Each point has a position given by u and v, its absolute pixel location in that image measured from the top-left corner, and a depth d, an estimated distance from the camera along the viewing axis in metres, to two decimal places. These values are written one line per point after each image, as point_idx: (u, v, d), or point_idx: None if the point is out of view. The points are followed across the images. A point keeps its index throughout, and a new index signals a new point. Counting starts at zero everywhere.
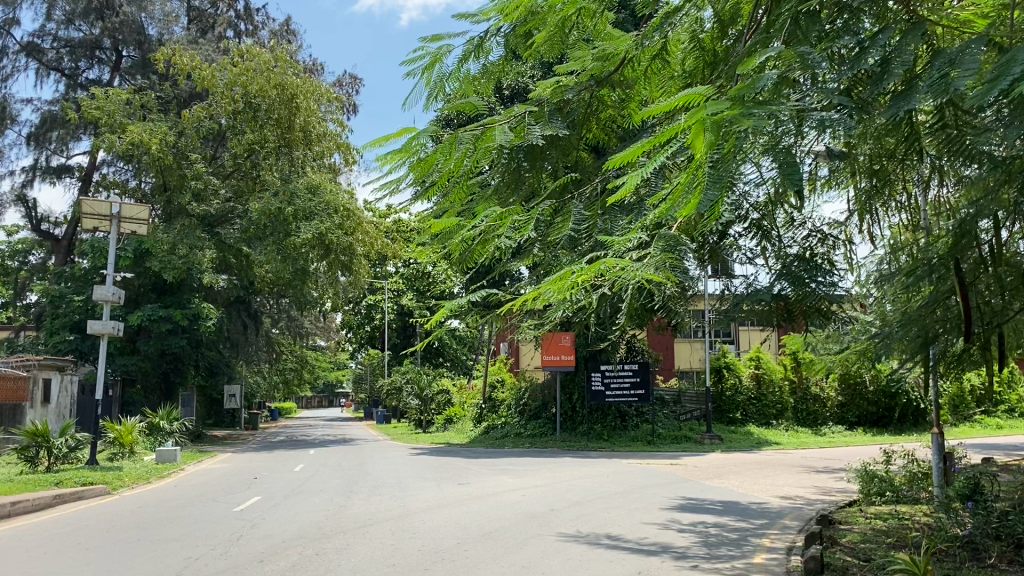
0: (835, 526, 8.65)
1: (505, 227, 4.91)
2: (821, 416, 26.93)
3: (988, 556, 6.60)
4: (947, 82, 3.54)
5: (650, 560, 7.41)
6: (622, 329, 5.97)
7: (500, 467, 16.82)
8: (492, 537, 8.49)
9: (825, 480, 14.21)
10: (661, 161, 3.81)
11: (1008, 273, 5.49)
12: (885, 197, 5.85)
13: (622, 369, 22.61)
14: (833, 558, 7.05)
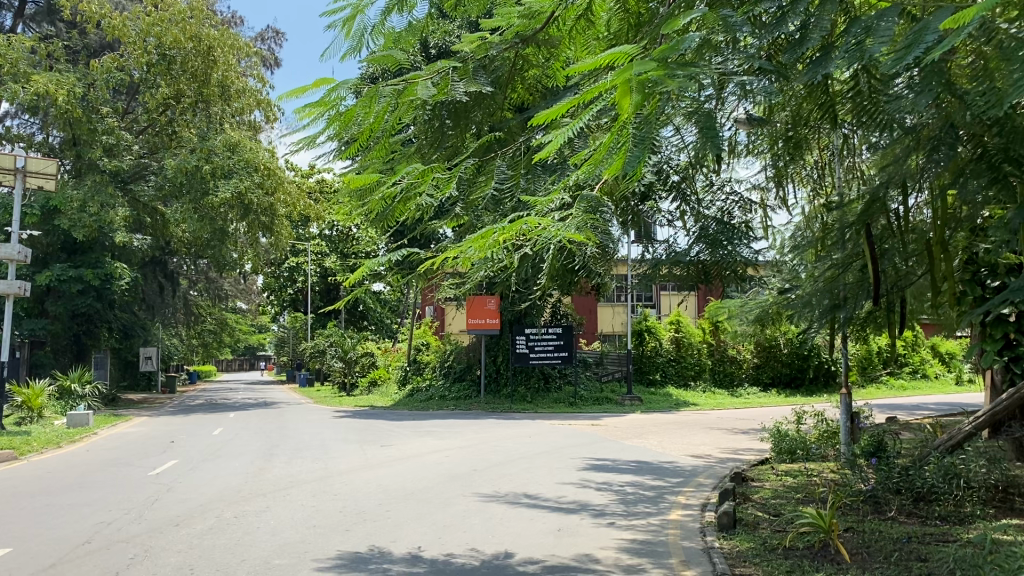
0: (747, 483, 8.97)
1: (427, 184, 4.85)
2: (737, 377, 27.75)
3: (887, 509, 6.95)
4: (861, 48, 3.62)
5: (570, 518, 7.56)
6: (544, 289, 6.00)
7: (423, 429, 16.84)
8: (414, 498, 8.51)
9: (740, 439, 14.66)
10: (584, 120, 3.80)
11: (913, 240, 5.70)
12: (800, 163, 6.01)
13: (547, 332, 22.82)
14: (745, 513, 7.32)
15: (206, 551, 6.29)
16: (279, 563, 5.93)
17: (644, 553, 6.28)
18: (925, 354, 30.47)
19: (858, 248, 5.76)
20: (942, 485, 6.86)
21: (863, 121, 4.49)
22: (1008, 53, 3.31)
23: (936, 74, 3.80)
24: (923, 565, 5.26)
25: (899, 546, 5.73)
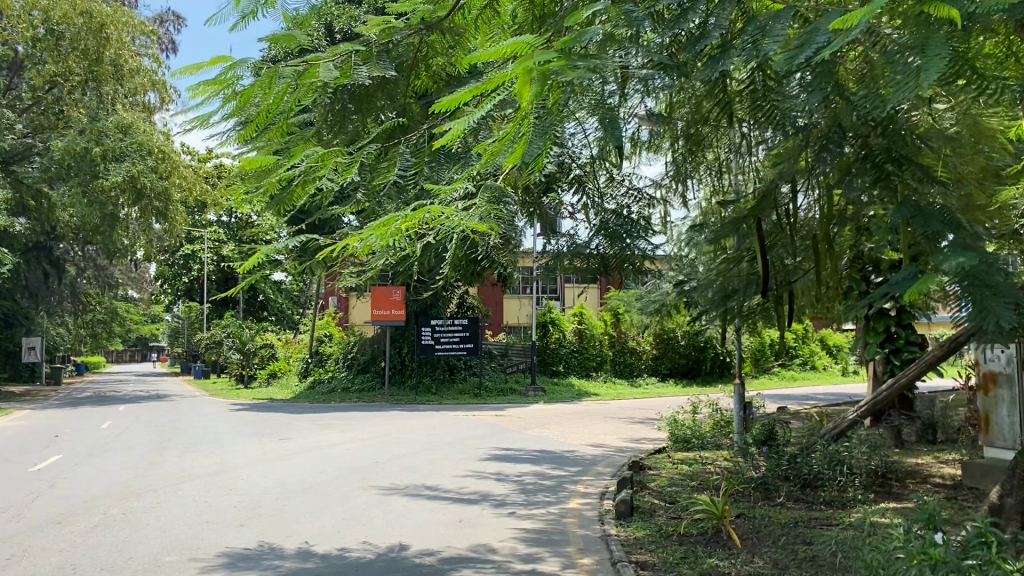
0: (644, 472, 9.17)
1: (326, 169, 4.70)
2: (637, 368, 28.36)
3: (776, 495, 7.21)
4: (757, 47, 3.72)
5: (471, 508, 7.56)
6: (446, 279, 5.95)
7: (324, 422, 16.55)
8: (313, 492, 8.35)
9: (638, 429, 14.97)
10: (486, 109, 3.76)
11: (803, 237, 5.92)
12: (699, 160, 6.15)
13: (452, 324, 22.76)
14: (642, 501, 7.47)
15: (90, 550, 6.02)
16: (169, 561, 5.73)
17: (542, 542, 6.33)
18: (814, 347, 31.80)
19: (750, 242, 5.94)
20: (827, 472, 7.19)
21: (757, 119, 4.63)
22: (893, 56, 3.44)
23: (825, 75, 3.95)
24: (808, 548, 5.47)
25: (787, 531, 5.95)
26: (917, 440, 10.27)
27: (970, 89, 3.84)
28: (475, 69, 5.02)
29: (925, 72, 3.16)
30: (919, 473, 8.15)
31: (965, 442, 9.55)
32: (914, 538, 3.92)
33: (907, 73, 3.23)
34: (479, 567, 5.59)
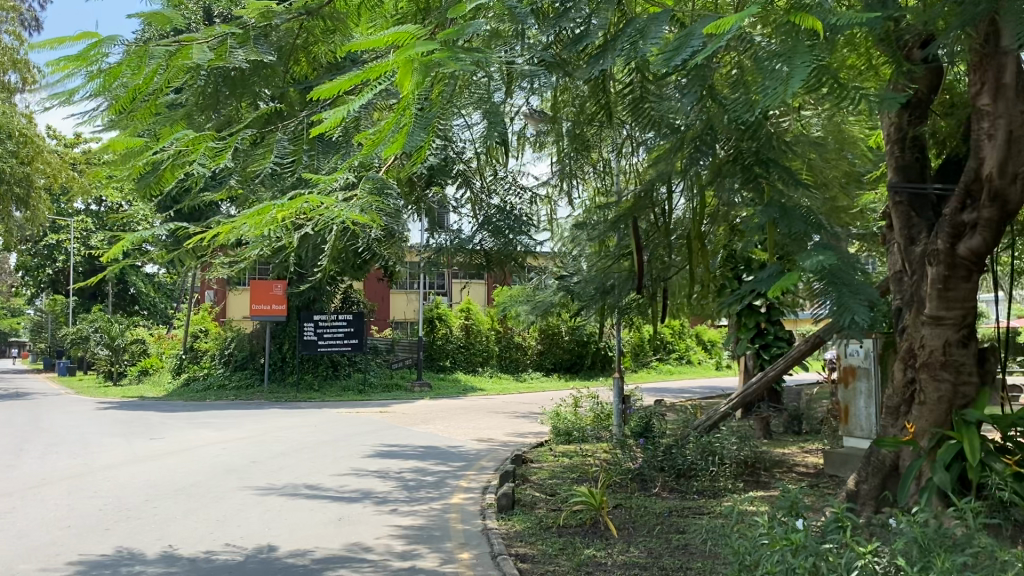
0: (526, 465, 9.27)
1: (198, 154, 4.53)
2: (521, 363, 28.71)
3: (653, 486, 7.42)
4: (634, 48, 3.80)
5: (351, 506, 7.44)
6: (325, 271, 5.83)
7: (199, 420, 15.94)
8: (185, 493, 8.03)
9: (522, 423, 15.11)
10: (366, 98, 3.69)
11: (679, 237, 6.11)
12: (582, 159, 6.25)
13: (337, 320, 22.34)
14: (523, 494, 7.55)
15: None
16: (23, 570, 5.39)
17: (422, 538, 6.30)
18: (690, 342, 32.93)
19: (629, 241, 6.08)
20: (700, 462, 7.46)
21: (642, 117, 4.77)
22: (761, 62, 3.58)
23: (700, 78, 4.08)
24: (681, 536, 5.64)
25: (662, 520, 6.13)
26: (784, 430, 10.78)
27: (832, 98, 4.05)
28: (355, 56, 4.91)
29: (792, 79, 3.31)
30: (784, 462, 8.56)
31: (826, 432, 10.09)
32: (777, 524, 4.10)
33: (775, 79, 3.37)
34: (356, 566, 5.51)
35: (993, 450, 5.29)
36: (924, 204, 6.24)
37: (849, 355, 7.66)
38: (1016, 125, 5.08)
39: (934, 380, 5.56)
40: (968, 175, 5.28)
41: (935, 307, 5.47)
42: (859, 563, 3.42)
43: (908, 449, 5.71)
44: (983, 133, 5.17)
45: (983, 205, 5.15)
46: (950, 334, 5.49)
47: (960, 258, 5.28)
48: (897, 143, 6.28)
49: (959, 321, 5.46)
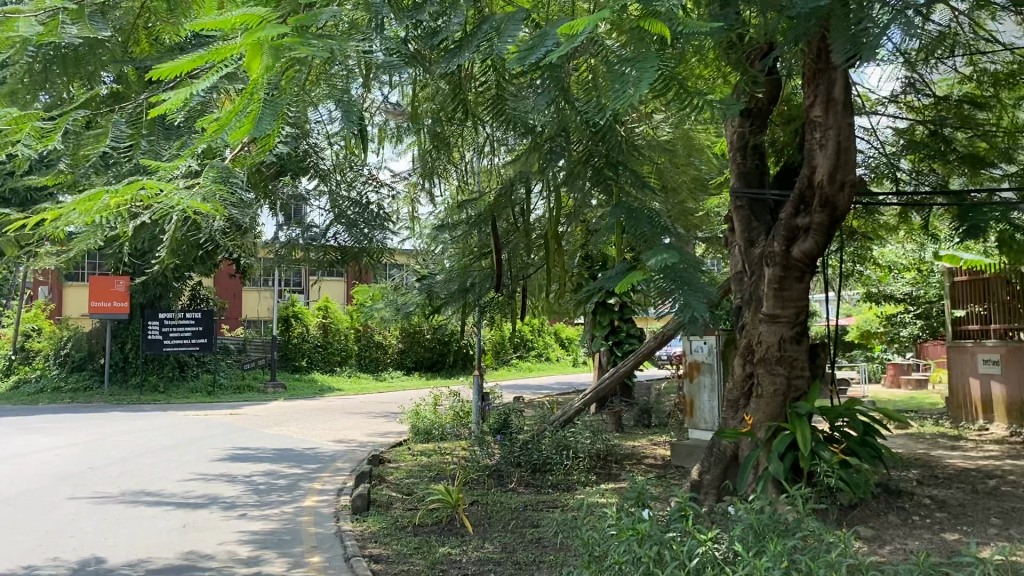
0: (384, 465, 9.15)
1: (22, 133, 4.17)
2: (382, 362, 28.31)
3: (509, 481, 7.50)
4: (490, 45, 3.81)
5: (197, 512, 7.10)
6: (167, 263, 5.52)
7: (28, 426, 14.79)
8: (9, 504, 7.42)
9: (380, 423, 14.91)
10: (210, 81, 3.50)
11: (536, 236, 6.18)
12: (442, 157, 6.21)
13: (184, 318, 21.34)
14: (379, 495, 7.44)
15: None
16: None
17: (272, 543, 6.09)
18: (549, 340, 33.55)
19: (488, 239, 6.11)
20: (555, 457, 7.59)
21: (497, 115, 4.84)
22: (613, 65, 3.66)
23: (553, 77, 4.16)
24: (534, 530, 5.72)
25: (516, 515, 6.19)
26: (634, 425, 11.15)
27: (680, 104, 4.21)
28: (200, 36, 4.68)
29: (640, 82, 3.42)
30: (635, 455, 8.85)
31: (674, 425, 10.51)
32: (625, 515, 4.22)
33: (624, 81, 3.48)
34: None
35: (821, 439, 5.67)
36: (762, 209, 6.62)
37: (694, 350, 7.99)
38: (844, 137, 5.41)
39: (770, 374, 5.89)
40: (801, 183, 5.57)
41: (771, 305, 5.82)
42: (700, 550, 3.57)
43: (746, 440, 6.03)
44: (815, 144, 5.49)
45: (815, 211, 5.48)
46: (785, 331, 5.84)
47: (794, 260, 5.63)
48: (739, 151, 6.64)
49: (792, 319, 5.82)
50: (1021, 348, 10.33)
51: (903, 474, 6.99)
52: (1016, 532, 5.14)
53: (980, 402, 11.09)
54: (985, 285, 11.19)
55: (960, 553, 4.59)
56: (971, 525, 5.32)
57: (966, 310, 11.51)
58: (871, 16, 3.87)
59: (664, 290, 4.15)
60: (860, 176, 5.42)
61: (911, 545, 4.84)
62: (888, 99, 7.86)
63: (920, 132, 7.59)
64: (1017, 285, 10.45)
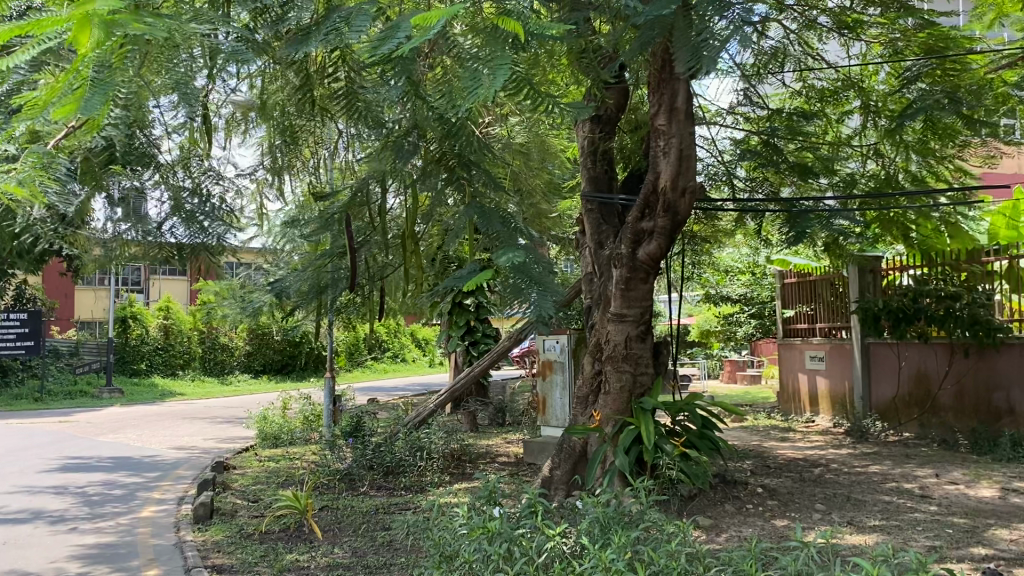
0: (229, 472, 8.78)
1: None
2: (228, 365, 27.24)
3: (361, 484, 7.37)
4: (340, 35, 3.72)
5: (18, 529, 6.56)
6: None
7: None
8: None
9: (226, 429, 14.34)
10: (30, 56, 3.21)
11: (391, 235, 6.09)
12: (293, 152, 6.02)
13: (8, 319, 19.77)
14: (223, 502, 7.13)
15: None
16: None
17: (104, 559, 5.71)
18: (404, 341, 33.35)
19: (341, 238, 5.97)
20: (408, 459, 7.52)
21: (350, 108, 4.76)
22: (466, 61, 3.65)
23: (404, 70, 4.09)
24: (387, 532, 5.63)
25: (367, 519, 6.09)
26: (488, 423, 11.26)
27: (533, 105, 4.25)
28: (22, 9, 4.33)
29: (492, 80, 3.42)
30: (488, 454, 8.92)
31: (527, 424, 10.69)
32: (476, 514, 4.22)
33: (476, 79, 3.47)
34: None
35: (664, 433, 5.89)
36: (611, 212, 6.82)
37: (546, 349, 8.13)
38: (686, 145, 5.65)
39: (617, 372, 6.07)
40: (647, 188, 5.77)
41: (618, 305, 5.99)
42: (549, 545, 3.63)
43: (595, 436, 6.18)
44: (659, 151, 5.70)
45: (659, 214, 5.69)
46: (631, 329, 6.03)
47: (639, 262, 5.81)
48: (589, 155, 6.82)
49: (638, 318, 6.02)
50: (843, 345, 11.11)
51: (739, 465, 7.39)
52: (837, 516, 5.53)
53: (807, 395, 11.88)
54: (812, 286, 11.99)
55: (788, 537, 4.89)
56: (799, 511, 5.68)
57: (794, 310, 12.36)
58: (711, 29, 4.02)
59: (515, 288, 4.18)
60: (700, 183, 5.66)
61: (745, 532, 5.11)
62: (726, 111, 8.32)
63: (754, 142, 8.07)
64: (840, 286, 11.29)
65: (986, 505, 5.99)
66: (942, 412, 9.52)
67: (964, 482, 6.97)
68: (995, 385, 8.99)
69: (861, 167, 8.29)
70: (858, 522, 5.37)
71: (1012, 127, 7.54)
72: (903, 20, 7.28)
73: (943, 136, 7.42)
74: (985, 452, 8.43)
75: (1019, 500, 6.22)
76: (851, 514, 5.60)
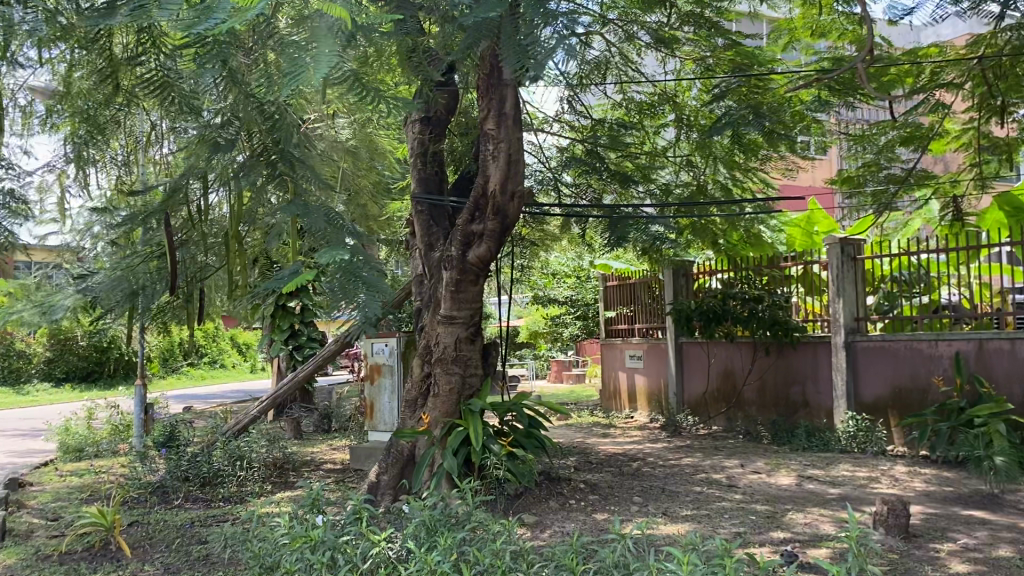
0: (24, 489, 8.05)
1: None
2: (24, 374, 25.16)
3: (175, 498, 6.97)
4: (149, 11, 3.49)
5: None
6: None
7: None
8: None
9: (21, 443, 13.13)
10: None
11: (213, 235, 5.75)
12: (102, 143, 5.60)
13: None
14: (17, 523, 6.51)
15: None
16: None
17: None
18: (225, 345, 31.92)
19: (159, 237, 5.59)
20: (228, 468, 7.18)
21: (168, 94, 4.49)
22: (289, 48, 3.53)
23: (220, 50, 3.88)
24: (203, 546, 5.31)
25: (182, 533, 5.75)
26: (314, 430, 11.03)
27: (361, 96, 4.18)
28: None
29: (315, 67, 3.33)
30: (313, 461, 8.70)
31: (354, 429, 10.51)
32: (298, 523, 4.09)
33: (298, 64, 3.36)
34: None
35: (491, 434, 5.95)
36: (441, 214, 6.83)
37: (374, 352, 8.03)
38: (514, 150, 5.75)
39: (447, 374, 6.08)
40: (476, 191, 5.84)
41: (448, 307, 5.99)
42: (373, 551, 3.58)
43: (423, 439, 6.16)
44: (488, 155, 5.77)
45: (488, 217, 5.76)
46: (461, 331, 6.05)
47: (468, 264, 5.84)
48: (420, 157, 6.81)
49: (468, 320, 6.05)
50: (658, 345, 11.73)
51: (563, 462, 7.61)
52: (653, 508, 5.80)
53: (625, 393, 12.50)
54: (631, 289, 12.48)
55: (608, 530, 5.07)
56: (618, 504, 5.90)
57: (615, 312, 12.88)
58: (538, 38, 4.11)
59: (343, 290, 4.04)
60: (527, 187, 5.80)
61: (567, 527, 5.25)
62: (552, 118, 8.55)
63: (578, 149, 8.35)
64: (656, 288, 11.82)
65: (784, 492, 6.49)
66: (747, 406, 10.24)
67: (766, 471, 7.52)
68: (792, 380, 9.71)
69: (675, 177, 8.75)
70: (672, 512, 5.66)
71: (806, 143, 8.26)
72: (714, 39, 7.77)
73: (748, 149, 7.97)
74: (784, 443, 9.13)
75: (812, 486, 6.78)
76: (665, 505, 5.89)
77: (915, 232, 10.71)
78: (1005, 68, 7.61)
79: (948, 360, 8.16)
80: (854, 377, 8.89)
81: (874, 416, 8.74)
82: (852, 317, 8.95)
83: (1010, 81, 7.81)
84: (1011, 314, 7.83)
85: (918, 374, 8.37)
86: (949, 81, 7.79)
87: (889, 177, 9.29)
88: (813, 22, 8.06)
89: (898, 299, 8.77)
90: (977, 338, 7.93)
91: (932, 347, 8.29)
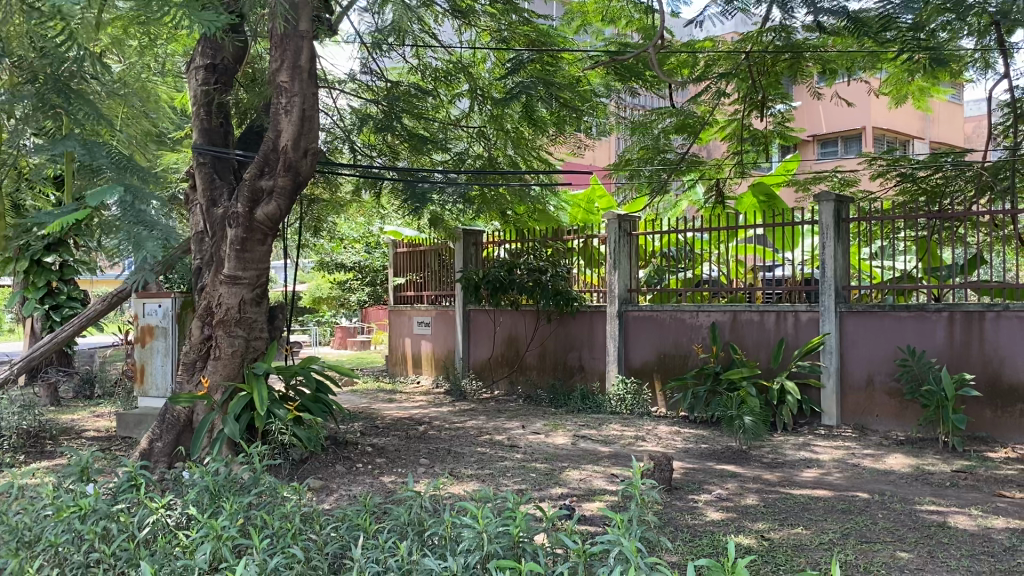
0: None
1: None
2: None
3: None
4: None
5: None
6: None
7: None
8: None
9: None
10: None
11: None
12: None
13: None
14: None
15: None
16: None
17: None
18: None
19: None
20: None
21: None
22: None
23: None
24: None
25: None
26: (73, 396, 10.14)
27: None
28: None
29: None
30: (73, 429, 8.00)
31: (121, 395, 9.78)
32: (63, 493, 3.76)
33: None
34: None
35: (276, 398, 5.81)
36: (226, 168, 6.50)
37: (146, 313, 7.51)
38: (308, 105, 5.56)
39: (229, 337, 5.80)
40: (267, 145, 5.56)
41: (232, 266, 5.68)
42: (151, 519, 3.38)
43: (202, 404, 5.88)
44: (281, 108, 5.52)
45: (279, 173, 5.51)
46: (245, 293, 5.77)
47: (256, 222, 5.57)
48: (204, 107, 6.43)
49: (253, 281, 5.78)
50: (445, 311, 11.89)
51: (349, 427, 7.56)
52: (439, 468, 5.92)
53: (411, 359, 12.60)
54: (420, 255, 12.52)
55: (395, 491, 5.13)
56: (404, 466, 5.96)
57: (404, 278, 12.86)
58: None
59: (105, 244, 3.26)
60: (320, 145, 5.63)
61: (354, 490, 5.22)
62: (346, 78, 8.31)
63: (373, 111, 8.18)
64: (445, 256, 11.95)
65: (561, 451, 6.86)
66: (529, 370, 10.68)
67: (544, 432, 7.88)
68: (571, 346, 10.21)
69: (467, 148, 8.84)
70: (457, 473, 5.80)
71: (591, 125, 8.71)
72: (509, 14, 7.96)
73: (536, 125, 8.35)
74: (561, 405, 9.64)
75: (585, 445, 7.21)
76: (450, 466, 6.03)
77: (682, 213, 11.61)
78: (767, 66, 8.45)
79: (706, 330, 8.90)
80: (625, 343, 9.56)
81: (640, 379, 9.43)
82: (626, 287, 9.62)
83: (771, 78, 8.63)
84: (760, 289, 8.67)
85: (681, 342, 9.08)
86: (722, 74, 8.56)
87: (663, 162, 9.93)
88: (604, 7, 8.42)
89: (665, 273, 9.47)
90: (732, 310, 8.73)
91: (693, 317, 9.01)
